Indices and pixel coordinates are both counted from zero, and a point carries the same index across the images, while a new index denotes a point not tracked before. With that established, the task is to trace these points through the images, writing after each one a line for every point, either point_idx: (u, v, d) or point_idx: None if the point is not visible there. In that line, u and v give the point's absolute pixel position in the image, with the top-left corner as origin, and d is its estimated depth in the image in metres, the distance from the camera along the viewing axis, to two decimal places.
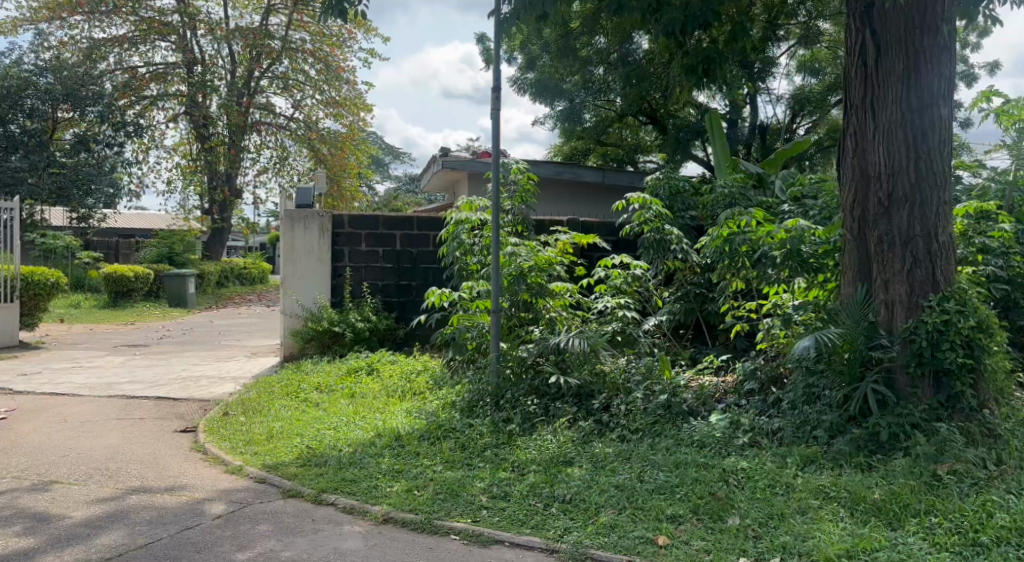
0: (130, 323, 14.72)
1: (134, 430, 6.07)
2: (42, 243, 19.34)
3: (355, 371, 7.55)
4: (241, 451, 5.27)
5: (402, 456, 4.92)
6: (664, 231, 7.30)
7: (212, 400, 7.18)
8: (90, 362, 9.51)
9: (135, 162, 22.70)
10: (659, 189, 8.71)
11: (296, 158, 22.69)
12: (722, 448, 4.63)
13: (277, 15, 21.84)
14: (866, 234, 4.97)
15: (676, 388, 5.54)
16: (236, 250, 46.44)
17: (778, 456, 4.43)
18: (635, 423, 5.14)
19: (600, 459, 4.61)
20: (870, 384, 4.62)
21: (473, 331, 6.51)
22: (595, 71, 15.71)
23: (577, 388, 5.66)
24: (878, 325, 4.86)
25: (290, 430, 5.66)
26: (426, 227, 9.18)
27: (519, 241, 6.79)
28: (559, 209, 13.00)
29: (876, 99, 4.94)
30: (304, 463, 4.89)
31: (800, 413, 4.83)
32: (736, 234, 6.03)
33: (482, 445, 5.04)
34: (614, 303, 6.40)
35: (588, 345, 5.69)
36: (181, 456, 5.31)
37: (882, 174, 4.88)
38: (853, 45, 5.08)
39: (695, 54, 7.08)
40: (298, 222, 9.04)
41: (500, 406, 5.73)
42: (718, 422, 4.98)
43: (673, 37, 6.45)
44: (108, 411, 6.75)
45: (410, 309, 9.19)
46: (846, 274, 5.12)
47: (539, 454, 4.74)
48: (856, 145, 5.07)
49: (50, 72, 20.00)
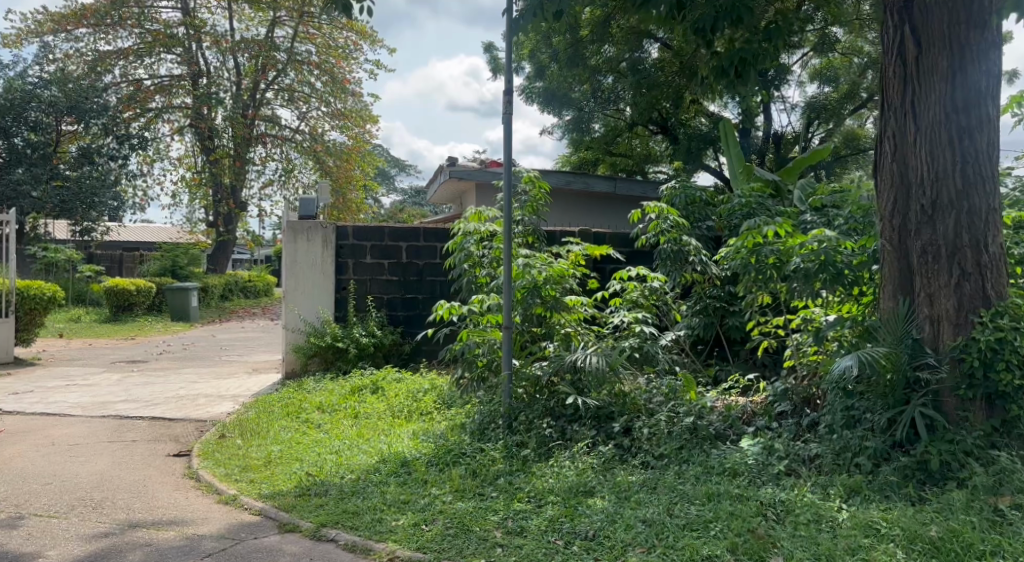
0: (130, 338, 14.45)
1: (124, 454, 5.73)
2: (43, 256, 19.08)
3: (359, 390, 7.20)
4: (236, 478, 4.91)
5: (409, 485, 4.57)
6: (681, 243, 7.01)
7: (209, 421, 6.84)
8: (85, 379, 9.18)
9: (139, 175, 22.50)
10: (675, 199, 8.34)
11: (302, 171, 22.42)
12: (756, 477, 4.27)
13: (283, 28, 21.71)
14: (908, 244, 4.62)
15: (701, 410, 5.17)
16: (241, 264, 46.35)
17: (818, 488, 4.07)
18: (659, 448, 4.78)
19: (624, 489, 4.25)
20: (918, 408, 4.23)
21: (483, 347, 6.13)
22: (604, 80, 15.39)
23: (596, 409, 5.30)
24: (923, 343, 4.51)
25: (289, 455, 5.32)
26: (433, 238, 8.83)
27: (530, 253, 6.44)
28: (569, 217, 12.64)
29: (917, 100, 4.59)
30: (303, 492, 4.54)
31: (840, 437, 4.44)
32: (764, 245, 5.78)
33: (494, 472, 4.68)
34: (630, 318, 5.98)
35: (607, 363, 5.32)
36: (171, 484, 4.96)
37: (925, 179, 4.53)
38: (890, 43, 4.74)
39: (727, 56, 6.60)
40: (300, 234, 8.79)
41: (514, 429, 5.36)
42: (750, 447, 4.63)
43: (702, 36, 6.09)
44: (99, 432, 6.41)
45: (416, 323, 8.82)
46: (885, 286, 4.76)
47: (557, 484, 4.37)
48: (895, 149, 4.71)
49: (54, 85, 19.83)
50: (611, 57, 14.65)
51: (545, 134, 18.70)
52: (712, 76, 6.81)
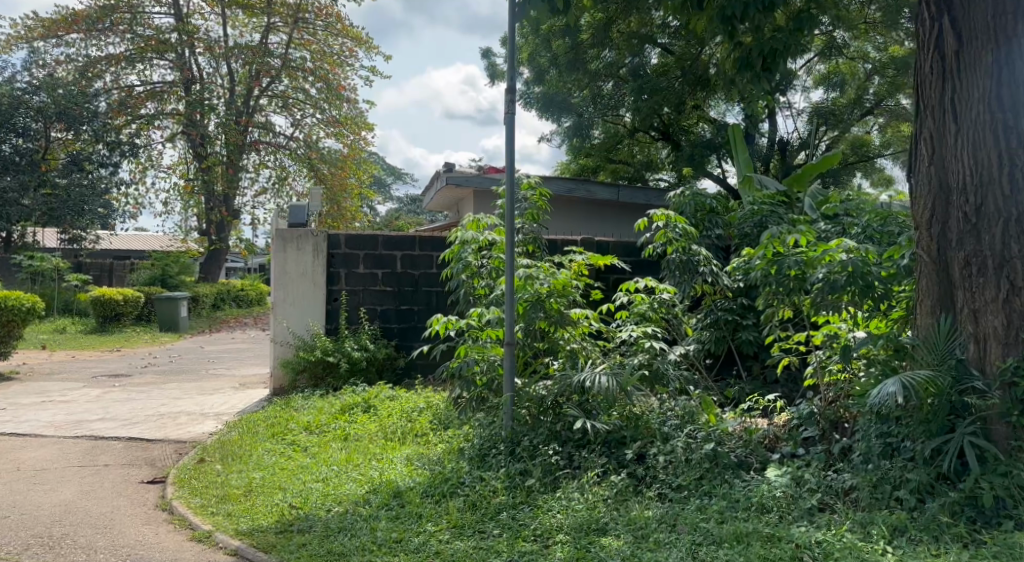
0: (116, 350, 13.98)
1: (94, 481, 5.28)
2: (29, 265, 18.64)
3: (350, 409, 6.76)
4: (213, 510, 4.47)
5: (401, 519, 4.13)
6: (691, 252, 6.56)
7: (189, 442, 6.40)
8: (62, 395, 8.70)
9: (131, 183, 22.10)
10: (684, 207, 7.89)
11: (296, 178, 22.02)
12: (788, 514, 3.88)
13: (277, 34, 21.36)
14: (948, 256, 4.24)
15: (721, 435, 4.77)
16: (235, 273, 45.79)
17: (857, 527, 3.65)
18: (678, 478, 4.38)
19: (640, 526, 3.83)
20: (967, 436, 3.81)
21: (483, 364, 5.71)
22: (604, 85, 14.81)
23: (605, 434, 4.87)
24: (968, 364, 4.11)
25: (271, 483, 4.87)
26: (429, 247, 8.43)
27: (531, 263, 5.98)
28: (571, 226, 12.30)
29: (958, 99, 4.21)
30: (284, 529, 4.10)
31: (877, 469, 4.05)
32: (786, 256, 5.33)
33: (495, 505, 4.25)
34: (639, 333, 5.46)
35: (617, 385, 4.86)
36: (141, 518, 4.52)
37: (967, 185, 4.15)
38: (927, 37, 4.38)
39: (756, 45, 6.14)
40: (291, 242, 8.38)
41: (517, 456, 4.91)
42: (778, 478, 4.25)
43: (729, 25, 5.84)
44: (69, 456, 5.96)
45: (412, 337, 8.41)
46: (922, 301, 4.39)
47: (566, 520, 3.95)
48: (933, 152, 4.34)
49: (43, 91, 19.46)
50: (612, 63, 14.30)
51: (544, 141, 18.28)
52: (736, 68, 6.35)
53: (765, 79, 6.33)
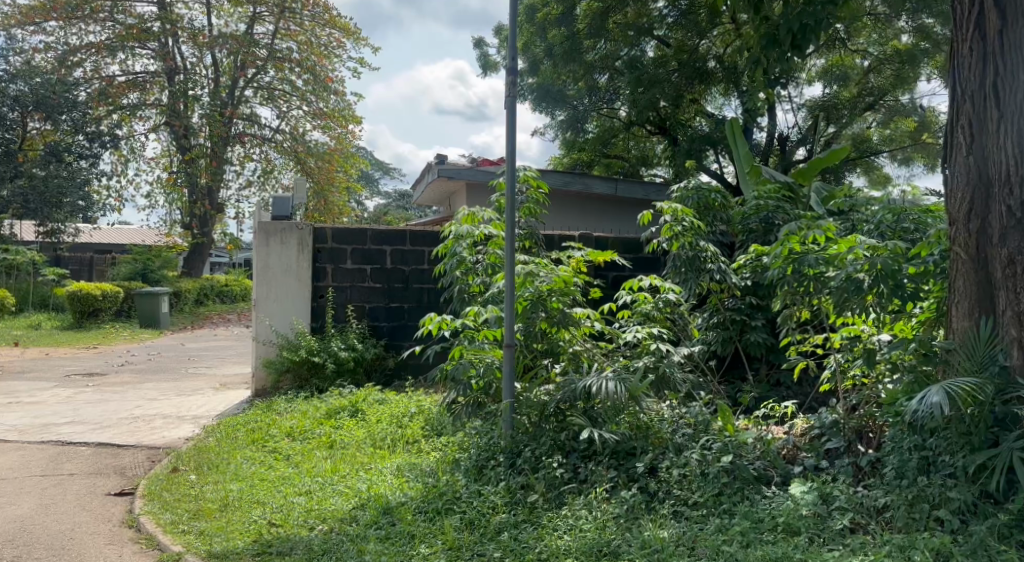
0: (92, 347, 13.50)
1: (55, 493, 4.86)
2: (4, 259, 18.09)
3: (336, 414, 6.35)
4: (183, 529, 4.07)
5: (392, 540, 3.75)
6: (699, 248, 6.19)
7: (163, 449, 5.99)
8: (31, 397, 8.23)
9: (112, 175, 21.57)
10: (686, 201, 7.46)
11: (282, 172, 21.57)
12: (818, 536, 3.54)
13: (264, 23, 20.86)
14: (989, 253, 3.90)
15: (739, 447, 4.42)
16: (219, 266, 45.37)
17: (895, 551, 3.29)
18: (693, 495, 4.03)
19: (657, 550, 3.45)
20: (1015, 449, 3.46)
21: (480, 366, 5.30)
22: (600, 78, 14.38)
23: (614, 445, 4.50)
24: (1013, 371, 3.77)
25: (249, 497, 4.45)
26: (420, 242, 8.03)
27: (529, 258, 5.60)
28: (565, 221, 11.94)
29: (1001, 83, 3.89)
30: (262, 550, 3.70)
31: (912, 485, 3.71)
32: (806, 252, 4.97)
33: (496, 524, 3.88)
34: (644, 333, 5.11)
35: (625, 391, 4.48)
36: (103, 537, 4.11)
37: (1010, 177, 3.82)
38: (964, 16, 4.06)
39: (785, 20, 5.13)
40: (273, 236, 7.96)
41: (517, 469, 4.53)
42: (804, 495, 3.91)
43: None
44: (33, 463, 5.54)
45: (401, 336, 8.02)
46: (960, 301, 4.05)
47: (574, 541, 3.58)
48: (972, 140, 4.01)
49: (20, 79, 18.85)
50: (608, 54, 13.92)
51: (539, 135, 17.86)
52: (761, 46, 5.37)
53: (795, 56, 5.30)
